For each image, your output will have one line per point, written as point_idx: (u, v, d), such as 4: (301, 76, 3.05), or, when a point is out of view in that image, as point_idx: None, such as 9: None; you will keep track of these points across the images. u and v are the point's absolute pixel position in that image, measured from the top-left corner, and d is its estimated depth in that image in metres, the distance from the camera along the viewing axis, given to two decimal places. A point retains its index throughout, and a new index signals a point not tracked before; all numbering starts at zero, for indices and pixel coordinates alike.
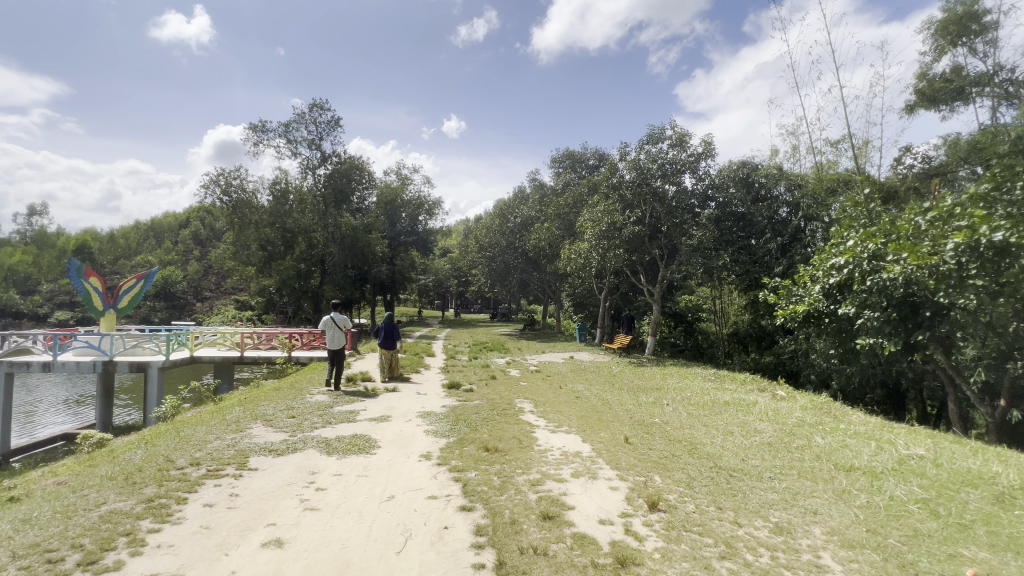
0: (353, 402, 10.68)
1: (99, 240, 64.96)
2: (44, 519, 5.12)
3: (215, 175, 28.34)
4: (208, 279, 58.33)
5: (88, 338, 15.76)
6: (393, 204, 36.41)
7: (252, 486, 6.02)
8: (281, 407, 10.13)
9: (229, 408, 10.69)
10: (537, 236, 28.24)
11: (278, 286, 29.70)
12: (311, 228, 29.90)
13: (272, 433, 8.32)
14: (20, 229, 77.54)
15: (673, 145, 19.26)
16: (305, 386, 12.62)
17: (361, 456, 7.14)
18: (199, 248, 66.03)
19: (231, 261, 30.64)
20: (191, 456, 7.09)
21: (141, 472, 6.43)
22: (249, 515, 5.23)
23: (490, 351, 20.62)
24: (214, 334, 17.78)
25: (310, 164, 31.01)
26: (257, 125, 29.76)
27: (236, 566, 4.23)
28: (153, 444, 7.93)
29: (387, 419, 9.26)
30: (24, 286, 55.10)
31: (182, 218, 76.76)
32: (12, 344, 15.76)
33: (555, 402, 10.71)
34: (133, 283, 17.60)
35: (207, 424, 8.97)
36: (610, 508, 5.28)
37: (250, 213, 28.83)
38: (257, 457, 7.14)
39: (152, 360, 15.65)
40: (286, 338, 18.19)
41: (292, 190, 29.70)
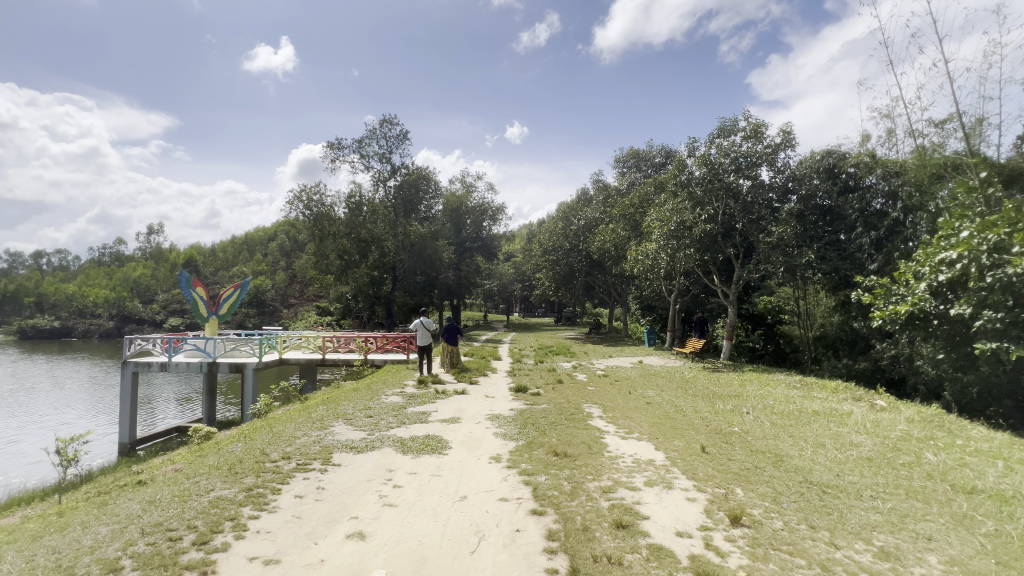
0: (425, 403, 11.10)
1: (203, 254, 72.83)
2: (166, 501, 5.80)
3: (299, 192, 30.75)
4: (293, 287, 63.29)
5: (196, 341, 17.63)
6: (459, 212, 37.47)
7: (336, 481, 6.44)
8: (360, 407, 10.75)
9: (314, 406, 11.54)
10: (602, 238, 27.77)
11: (354, 293, 31.56)
12: (383, 237, 31.48)
13: (352, 431, 8.86)
14: (141, 246, 88.83)
15: (748, 137, 18.16)
16: (381, 387, 13.31)
17: (434, 456, 7.38)
18: (285, 259, 71.85)
19: (313, 270, 33.05)
20: (283, 450, 7.71)
21: (241, 463, 7.10)
22: (334, 508, 5.58)
23: (556, 355, 20.56)
24: (300, 337, 19.26)
25: (381, 176, 32.62)
26: (334, 143, 31.95)
27: (324, 555, 4.53)
28: (251, 438, 8.73)
29: (457, 420, 9.53)
30: (145, 295, 63.00)
31: (271, 231, 84.03)
32: (137, 346, 17.91)
33: (625, 408, 10.42)
34: (231, 291, 19.47)
35: (295, 422, 9.72)
36: (688, 520, 5.04)
37: (329, 226, 30.87)
38: (339, 453, 7.62)
39: (248, 361, 17.27)
40: (362, 341, 19.23)
41: (366, 202, 31.49)
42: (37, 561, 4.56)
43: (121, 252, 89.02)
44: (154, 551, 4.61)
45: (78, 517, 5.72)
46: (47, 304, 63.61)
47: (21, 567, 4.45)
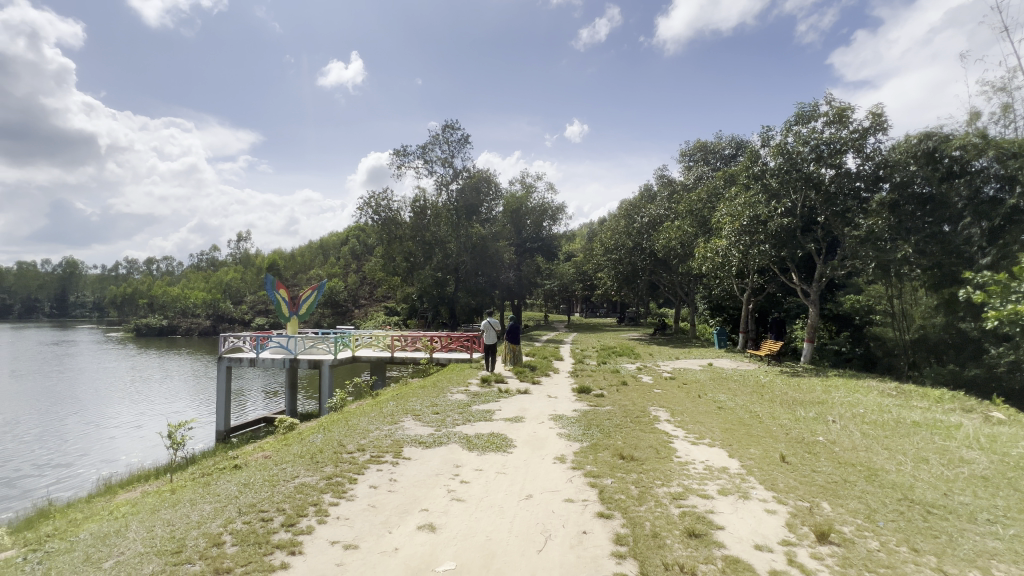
0: (489, 402, 11.30)
1: (285, 259, 78.82)
2: (258, 484, 6.35)
3: (368, 198, 32.39)
4: (363, 288, 66.78)
5: (280, 339, 19.11)
6: (519, 212, 37.75)
7: (407, 474, 6.73)
8: (427, 404, 11.14)
9: (385, 402, 12.11)
10: (667, 236, 26.80)
11: (420, 293, 32.75)
12: (446, 239, 32.58)
13: (420, 427, 9.21)
14: (231, 252, 97.77)
15: (831, 123, 16.75)
16: (446, 385, 13.70)
17: (499, 453, 7.50)
18: (356, 261, 75.97)
19: (381, 272, 34.71)
20: (358, 443, 8.18)
21: (321, 453, 7.62)
22: (406, 500, 5.84)
23: (620, 356, 20.10)
24: (371, 336, 20.31)
25: (444, 180, 33.60)
26: (400, 150, 33.38)
27: (398, 544, 4.75)
28: (329, 430, 9.33)
29: (520, 419, 9.60)
30: (236, 297, 69.27)
31: (343, 236, 89.25)
32: (231, 343, 19.73)
33: (694, 413, 9.97)
34: (309, 293, 20.89)
35: (368, 416, 10.25)
36: (768, 533, 4.73)
37: (396, 229, 32.41)
38: (409, 447, 7.95)
39: (325, 358, 18.46)
40: (427, 340, 19.89)
41: (430, 206, 32.57)
42: (155, 531, 5.17)
43: (215, 258, 98.56)
44: (250, 529, 5.07)
45: (187, 495, 6.41)
46: (156, 305, 71.74)
47: (144, 536, 5.06)
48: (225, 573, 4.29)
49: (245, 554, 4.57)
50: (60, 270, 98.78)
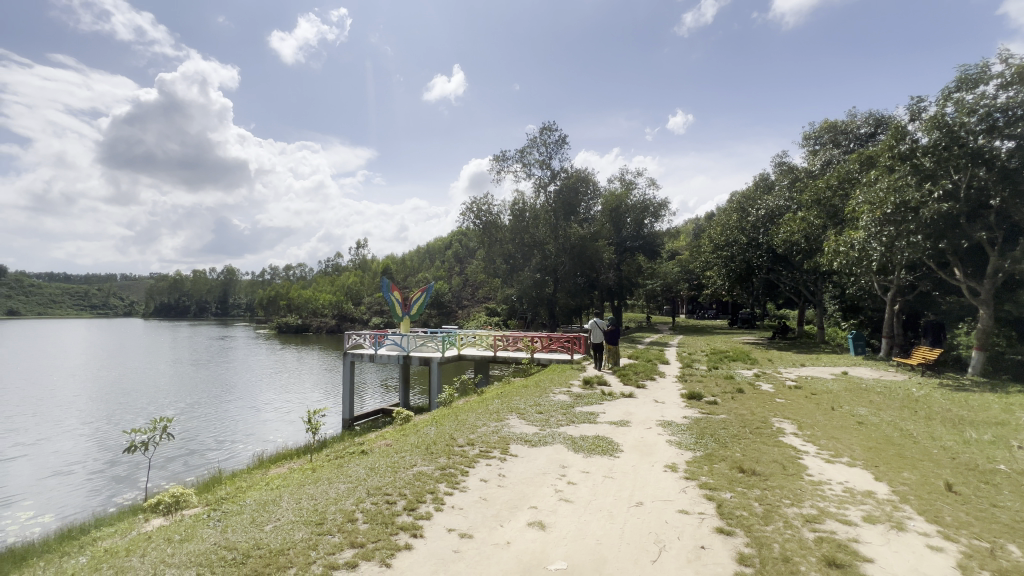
0: (593, 404, 11.13)
1: (396, 263, 85.46)
2: (382, 469, 6.99)
3: (470, 204, 33.85)
4: (466, 289, 69.83)
5: (395, 337, 20.76)
6: (619, 210, 36.69)
7: (515, 470, 6.90)
8: (531, 403, 11.32)
9: (490, 399, 12.55)
10: (788, 229, 24.21)
11: (520, 294, 33.38)
12: (545, 241, 33.02)
13: (525, 426, 9.39)
14: (352, 258, 108.38)
15: (1008, 85, 13.81)
16: (548, 385, 13.80)
17: (606, 457, 7.35)
18: (459, 264, 79.72)
19: (483, 274, 36.05)
20: (468, 437, 8.59)
21: (435, 445, 8.13)
22: (515, 496, 6.00)
23: (734, 361, 18.55)
24: (475, 335, 21.17)
25: (542, 182, 33.89)
26: (499, 155, 34.41)
27: (509, 538, 4.89)
28: (442, 424, 9.93)
29: (626, 424, 9.32)
30: (356, 299, 76.65)
31: (447, 241, 94.20)
32: (354, 340, 21.90)
33: (827, 426, 8.86)
34: (419, 295, 22.39)
35: (476, 412, 10.70)
36: (934, 573, 4.03)
37: (496, 232, 33.58)
38: (516, 444, 8.15)
39: (434, 356, 19.64)
40: (528, 340, 20.17)
41: (529, 208, 33.08)
42: (302, 503, 5.93)
43: (338, 263, 110.16)
44: (378, 510, 5.58)
45: (324, 474, 7.26)
46: (293, 305, 82.14)
47: (294, 507, 5.83)
48: (359, 546, 4.77)
49: (375, 532, 5.04)
50: (222, 276, 117.61)
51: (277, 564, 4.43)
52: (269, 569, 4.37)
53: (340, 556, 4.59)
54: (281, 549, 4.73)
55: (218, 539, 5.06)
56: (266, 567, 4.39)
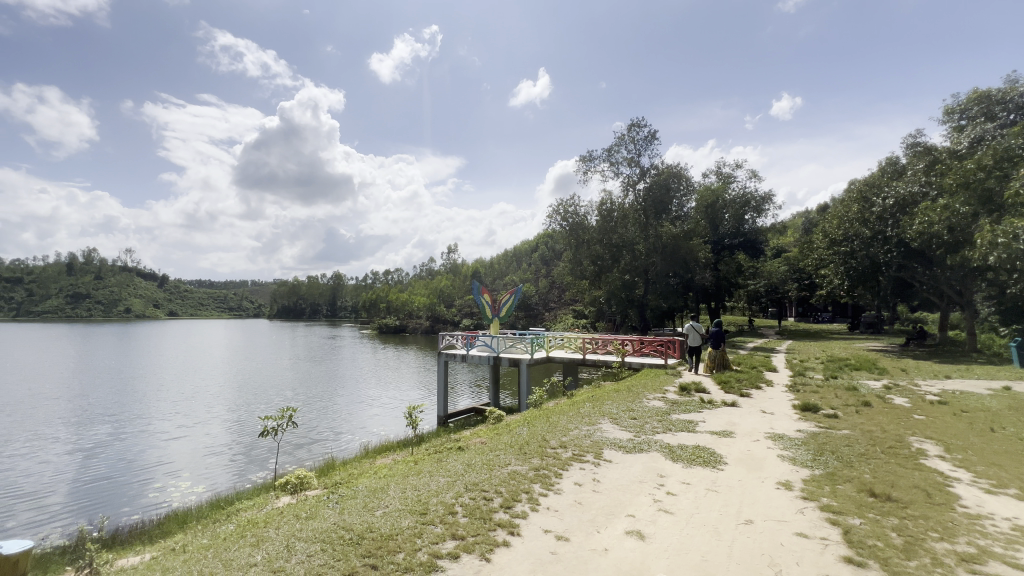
0: (691, 412, 10.51)
1: (485, 267, 88.14)
2: (479, 466, 7.24)
3: (557, 206, 33.86)
4: (553, 291, 69.71)
5: (486, 339, 21.36)
6: (715, 206, 34.34)
7: (610, 476, 6.76)
8: (624, 408, 11.01)
9: (581, 403, 12.41)
10: (926, 219, 20.93)
11: (608, 296, 32.60)
12: (634, 241, 31.91)
13: (619, 431, 9.15)
14: (444, 262, 113.50)
15: None
16: (641, 390, 13.30)
17: (708, 469, 6.90)
18: (546, 266, 79.95)
19: (570, 276, 35.79)
20: (560, 439, 8.59)
21: (528, 445, 8.24)
22: (611, 502, 5.87)
23: (857, 371, 16.42)
24: (563, 337, 21.03)
25: (630, 180, 32.87)
26: (585, 156, 34.05)
27: (607, 545, 4.80)
28: (533, 425, 10.04)
29: (730, 434, 8.67)
30: (448, 301, 80.13)
31: (533, 243, 94.95)
32: (447, 341, 22.90)
33: (985, 451, 7.50)
34: (508, 297, 22.82)
35: (567, 415, 10.64)
36: None
37: (583, 233, 33.20)
38: (610, 450, 7.97)
39: (523, 357, 19.83)
40: (618, 343, 19.59)
41: (617, 207, 32.26)
42: (407, 493, 6.34)
43: (431, 267, 116.32)
44: (476, 505, 5.79)
45: (426, 467, 7.70)
46: (392, 307, 88.08)
47: (400, 495, 6.25)
48: (460, 539, 4.98)
49: (475, 526, 5.23)
50: (331, 281, 129.58)
51: (388, 547, 4.77)
52: (381, 551, 4.72)
53: (443, 546, 4.83)
54: (390, 534, 5.09)
55: (337, 520, 5.59)
56: (378, 549, 4.75)
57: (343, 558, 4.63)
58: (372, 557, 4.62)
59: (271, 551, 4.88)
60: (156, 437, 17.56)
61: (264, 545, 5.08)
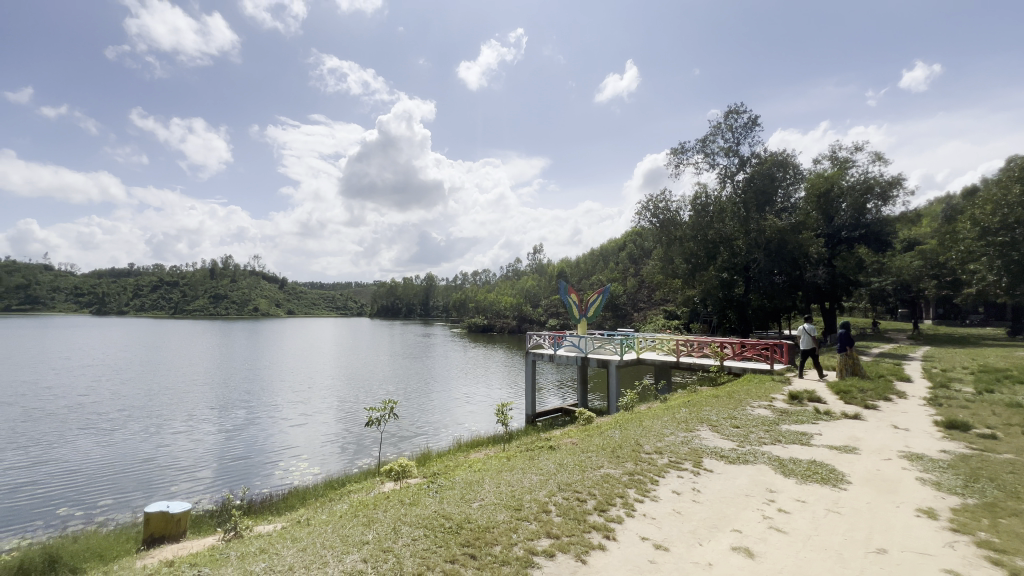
0: (804, 423, 9.51)
1: (571, 266, 87.60)
2: (571, 466, 7.22)
3: (646, 202, 32.66)
4: (642, 290, 67.32)
5: (573, 339, 21.16)
6: (829, 196, 30.14)
7: (712, 487, 6.37)
8: (725, 416, 10.28)
9: (677, 408, 11.83)
10: None
11: (703, 296, 31.19)
12: (733, 236, 29.48)
13: (720, 439, 8.58)
14: (530, 263, 114.70)
15: None
16: (745, 397, 12.32)
17: (828, 488, 6.20)
18: (634, 265, 77.43)
19: (661, 275, 34.41)
20: (654, 444, 8.27)
21: (621, 449, 8.04)
22: (714, 514, 5.52)
23: (1021, 384, 13.72)
24: (654, 339, 20.13)
25: (728, 172, 30.71)
26: (677, 149, 32.41)
27: (710, 559, 4.54)
28: (626, 428, 9.77)
29: (854, 450, 7.71)
30: (534, 300, 80.98)
31: (620, 241, 92.35)
32: (535, 341, 23.08)
33: None
34: (596, 297, 22.35)
35: (661, 420, 10.20)
36: None
37: (675, 230, 31.73)
38: (710, 459, 7.51)
39: (612, 359, 19.33)
40: (717, 346, 18.33)
41: (713, 201, 30.51)
42: (500, 488, 6.50)
43: (518, 268, 118.28)
44: (570, 505, 5.77)
45: (519, 463, 7.85)
46: (481, 307, 91.08)
47: (495, 490, 6.43)
48: (554, 537, 5.00)
49: (569, 526, 5.22)
50: (425, 281, 137.16)
51: (485, 539, 4.94)
52: (479, 542, 4.91)
53: (538, 543, 4.88)
54: (486, 526, 5.26)
55: (438, 508, 5.90)
56: (476, 540, 4.94)
57: (444, 545, 4.87)
58: (471, 547, 4.82)
59: (380, 531, 5.30)
60: (281, 423, 19.88)
61: (374, 525, 5.53)
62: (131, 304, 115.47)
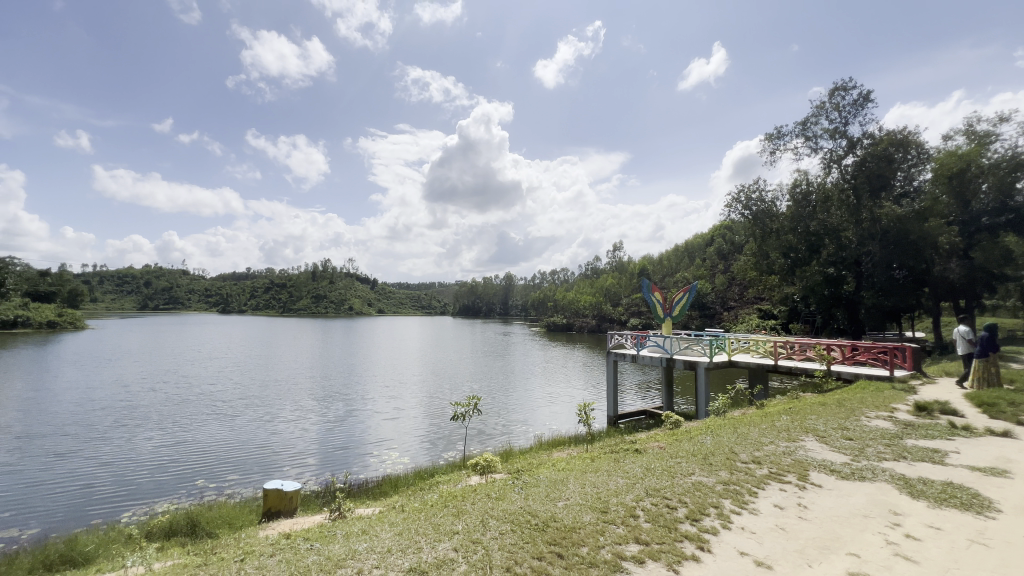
0: (936, 439, 8.28)
1: (653, 263, 84.15)
2: (659, 472, 6.93)
3: (737, 193, 30.50)
4: (733, 287, 62.73)
5: (657, 340, 20.25)
6: (964, 176, 25.02)
7: (821, 504, 5.78)
8: (834, 426, 9.27)
9: (776, 415, 10.88)
10: None
11: (804, 294, 28.53)
12: (842, 227, 26.81)
13: (830, 452, 7.75)
14: (609, 261, 111.95)
15: None
16: (859, 406, 11.00)
17: (970, 515, 5.36)
18: (723, 261, 72.48)
19: (754, 271, 32.09)
20: (752, 454, 7.69)
21: (713, 456, 7.58)
22: (825, 534, 5.02)
23: None
24: (748, 340, 18.66)
25: (833, 156, 27.66)
26: (772, 134, 29.81)
27: None
28: (719, 434, 9.18)
29: (1003, 474, 6.58)
30: (614, 299, 78.99)
31: (707, 236, 86.84)
32: (616, 341, 22.39)
33: None
34: (682, 295, 21.19)
35: (759, 427, 9.45)
36: None
37: (770, 223, 29.86)
38: (818, 473, 6.82)
39: (700, 361, 18.23)
40: (823, 349, 16.56)
41: (815, 189, 27.83)
42: (586, 490, 6.41)
43: (597, 266, 116.05)
44: (658, 512, 5.55)
45: (603, 465, 7.71)
46: (559, 306, 90.72)
47: (579, 490, 6.37)
48: (644, 544, 4.84)
49: (659, 534, 5.01)
50: (503, 281, 139.44)
51: (572, 539, 4.91)
52: (566, 541, 4.89)
53: (626, 548, 4.75)
54: (572, 526, 5.23)
55: (524, 504, 5.98)
56: (563, 539, 4.93)
57: (531, 542, 4.92)
58: (558, 546, 4.81)
59: (469, 523, 5.49)
60: (375, 415, 21.34)
61: (464, 516, 5.74)
62: (249, 304, 130.69)
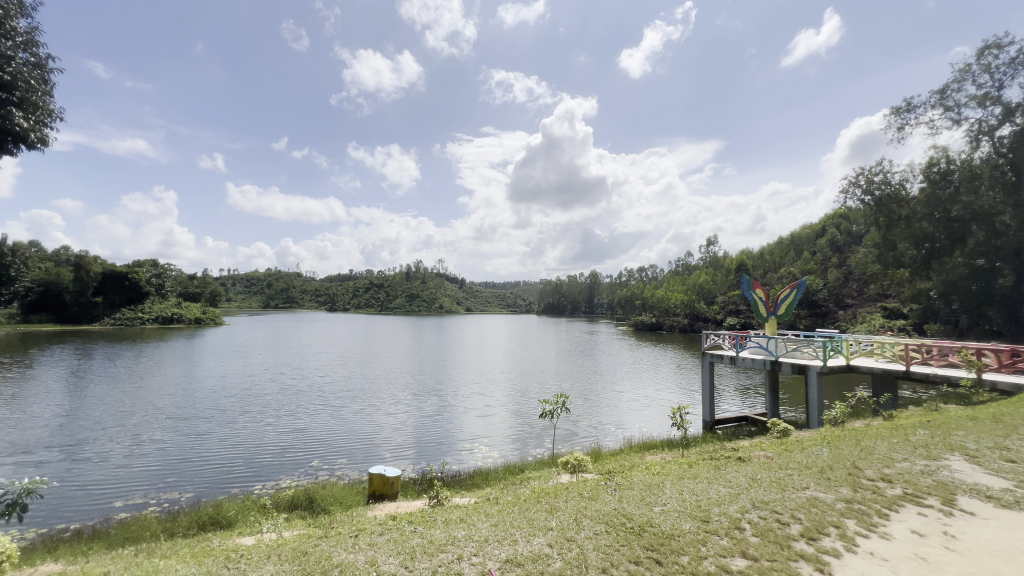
0: None
1: (752, 258, 77.59)
2: (767, 483, 6.39)
3: (855, 176, 27.20)
4: (850, 283, 55.76)
5: (759, 340, 18.47)
6: None
7: (974, 534, 4.97)
8: (989, 445, 7.86)
9: (911, 428, 9.49)
10: None
11: (943, 289, 24.74)
12: (998, 209, 22.27)
13: (984, 475, 6.60)
14: (701, 256, 105.28)
15: None
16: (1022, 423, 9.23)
17: None
18: (837, 255, 64.67)
19: (878, 264, 28.39)
20: (880, 470, 6.80)
21: (832, 470, 6.83)
22: (980, 571, 4.31)
23: None
24: (872, 342, 16.50)
25: (983, 127, 23.55)
26: (900, 107, 26.16)
27: None
28: (837, 446, 8.24)
29: None
30: (708, 297, 74.16)
31: (818, 227, 77.97)
32: (711, 341, 20.84)
33: None
34: (788, 291, 19.24)
35: (888, 442, 8.31)
36: None
37: (898, 208, 26.58)
38: (968, 498, 5.85)
39: (812, 364, 16.45)
40: (971, 355, 14.12)
41: (959, 167, 23.90)
42: (685, 496, 6.11)
43: (689, 262, 109.59)
44: (769, 527, 5.12)
45: (702, 472, 7.29)
46: (648, 305, 87.20)
47: (677, 496, 6.10)
48: (752, 559, 4.50)
49: (769, 550, 4.63)
50: (588, 279, 137.29)
51: (670, 546, 4.72)
52: (664, 548, 4.71)
53: (732, 562, 4.45)
54: (671, 533, 5.02)
55: (618, 506, 5.87)
56: (660, 546, 4.75)
57: (628, 545, 4.81)
58: (655, 552, 4.65)
59: (562, 520, 5.49)
60: (466, 412, 22.18)
61: (557, 513, 5.77)
62: (352, 304, 142.66)
